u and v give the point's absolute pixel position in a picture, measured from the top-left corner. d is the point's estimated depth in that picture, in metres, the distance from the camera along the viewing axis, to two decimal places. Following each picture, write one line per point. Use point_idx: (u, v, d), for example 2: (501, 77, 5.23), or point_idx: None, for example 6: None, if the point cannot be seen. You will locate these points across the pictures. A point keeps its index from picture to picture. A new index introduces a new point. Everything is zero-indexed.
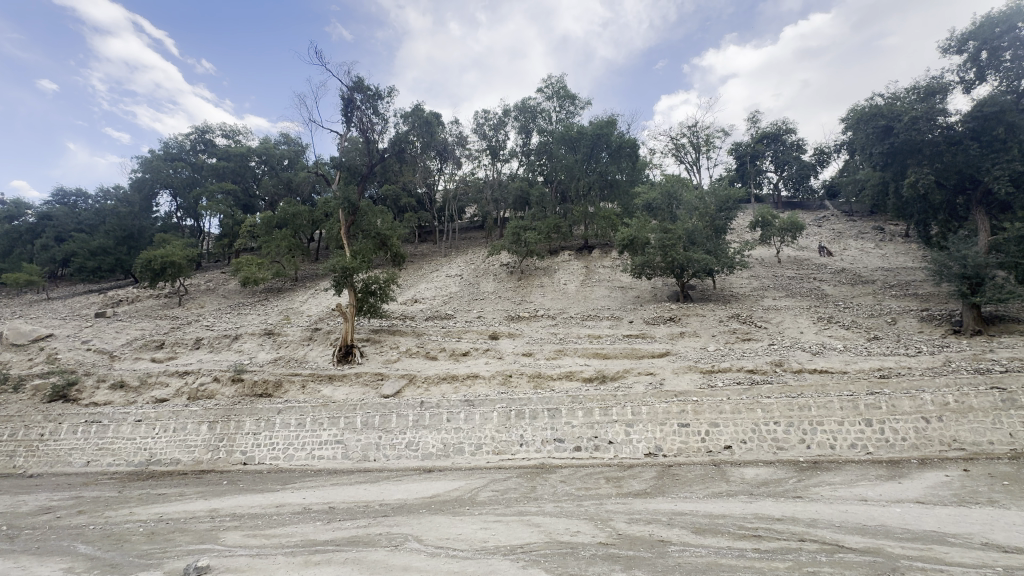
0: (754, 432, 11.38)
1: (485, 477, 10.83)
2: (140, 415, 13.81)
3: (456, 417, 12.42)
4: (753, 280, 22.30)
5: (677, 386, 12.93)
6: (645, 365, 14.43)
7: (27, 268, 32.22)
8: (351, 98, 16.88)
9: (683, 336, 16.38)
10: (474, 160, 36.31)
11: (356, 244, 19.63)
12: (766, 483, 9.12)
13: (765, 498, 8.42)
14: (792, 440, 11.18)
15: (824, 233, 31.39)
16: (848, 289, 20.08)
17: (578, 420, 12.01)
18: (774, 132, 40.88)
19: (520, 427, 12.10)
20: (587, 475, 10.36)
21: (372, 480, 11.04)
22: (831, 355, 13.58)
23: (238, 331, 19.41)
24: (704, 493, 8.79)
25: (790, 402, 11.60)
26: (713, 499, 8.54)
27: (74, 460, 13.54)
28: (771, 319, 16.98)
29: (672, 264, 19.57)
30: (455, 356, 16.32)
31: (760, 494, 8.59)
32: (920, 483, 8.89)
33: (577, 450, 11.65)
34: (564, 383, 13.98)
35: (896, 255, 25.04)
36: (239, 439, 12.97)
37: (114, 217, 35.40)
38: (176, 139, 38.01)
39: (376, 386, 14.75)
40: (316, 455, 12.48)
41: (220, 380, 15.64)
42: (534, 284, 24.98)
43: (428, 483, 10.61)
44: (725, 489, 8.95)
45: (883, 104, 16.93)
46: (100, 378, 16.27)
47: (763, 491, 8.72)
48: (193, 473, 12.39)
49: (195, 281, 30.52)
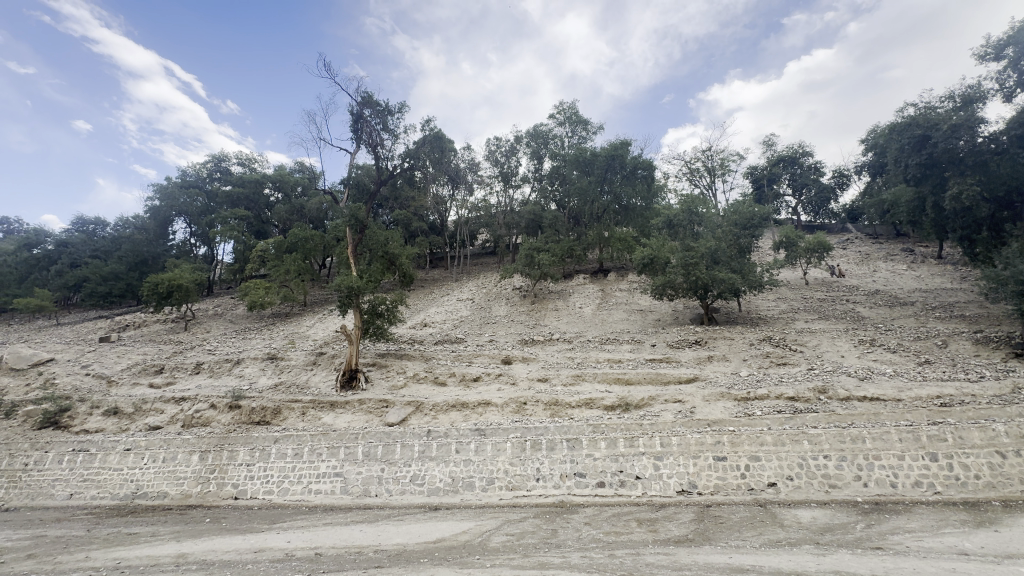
0: (801, 468, 10.05)
1: (497, 517, 9.59)
2: (129, 443, 12.94)
3: (466, 448, 11.30)
4: (781, 303, 21.04)
5: (709, 415, 11.71)
6: (671, 391, 13.21)
7: (40, 293, 32.26)
8: (360, 113, 16.33)
9: (711, 361, 15.13)
10: (486, 186, 36.05)
11: (363, 265, 18.91)
12: (830, 530, 7.79)
13: (835, 550, 7.11)
14: (846, 478, 9.82)
15: (850, 255, 30.10)
16: (886, 311, 18.73)
17: (600, 451, 10.82)
18: (791, 155, 40.13)
19: (536, 460, 10.93)
20: (614, 516, 9.10)
21: (370, 520, 9.86)
22: (881, 381, 12.22)
23: (240, 356, 18.63)
24: (759, 543, 7.49)
25: (840, 432, 10.29)
26: (771, 551, 7.22)
27: (56, 492, 12.59)
28: (806, 343, 15.69)
29: (695, 284, 18.50)
30: (465, 382, 15.24)
31: (830, 544, 7.28)
32: (1019, 533, 7.50)
33: (600, 487, 10.40)
34: (583, 412, 12.81)
35: (932, 276, 23.63)
36: (231, 470, 11.96)
37: (129, 243, 35.59)
38: (193, 167, 38.55)
39: (379, 415, 13.69)
40: (313, 490, 11.37)
41: (217, 407, 14.73)
42: (548, 308, 23.99)
43: (432, 524, 9.41)
44: (782, 536, 7.64)
45: (918, 113, 16.21)
46: (94, 404, 15.49)
47: (828, 540, 7.40)
48: (178, 509, 11.34)
49: (202, 306, 30.09)
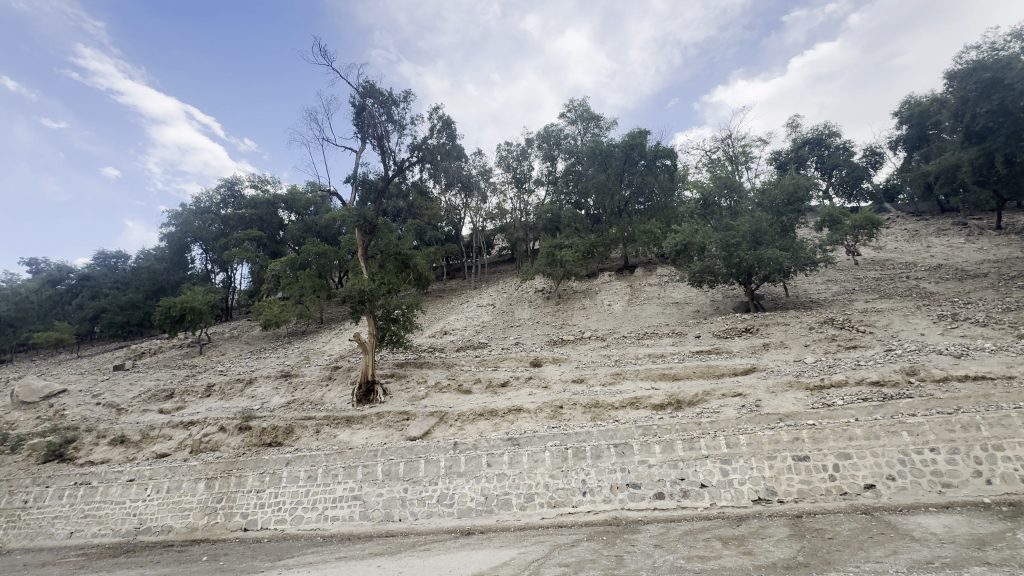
0: (904, 466, 8.29)
1: (543, 542, 8.04)
2: (133, 473, 11.87)
3: (498, 461, 9.86)
4: (831, 285, 19.18)
5: (780, 408, 10.04)
6: (728, 384, 11.54)
7: (61, 327, 32.25)
8: (362, 106, 15.25)
9: (767, 349, 13.41)
10: (499, 192, 34.90)
11: (376, 269, 17.69)
12: (989, 544, 5.99)
13: (1019, 573, 5.32)
14: (963, 475, 8.01)
15: (897, 234, 27.94)
16: (957, 285, 16.68)
17: (655, 457, 9.26)
18: (817, 137, 38.23)
19: (580, 470, 9.42)
20: (690, 535, 7.46)
21: (391, 552, 8.43)
22: (982, 357, 10.34)
23: (252, 375, 17.58)
24: (906, 568, 5.71)
25: (946, 420, 8.53)
26: None
27: (56, 531, 11.52)
28: (875, 322, 13.82)
29: (738, 268, 16.89)
30: (493, 388, 13.80)
31: (1007, 568, 5.44)
32: None
33: (659, 499, 8.80)
34: (628, 413, 11.25)
35: (997, 247, 21.45)
36: (240, 498, 10.71)
37: (147, 272, 35.53)
38: (207, 193, 38.52)
39: (400, 429, 12.32)
40: (329, 517, 10.01)
41: (227, 430, 13.53)
42: (575, 307, 22.49)
43: (465, 554, 7.90)
44: (928, 556, 5.88)
45: (984, 56, 14.49)
46: (100, 433, 14.49)
47: (1000, 560, 5.60)
48: (181, 545, 10.10)
49: (218, 329, 29.39)
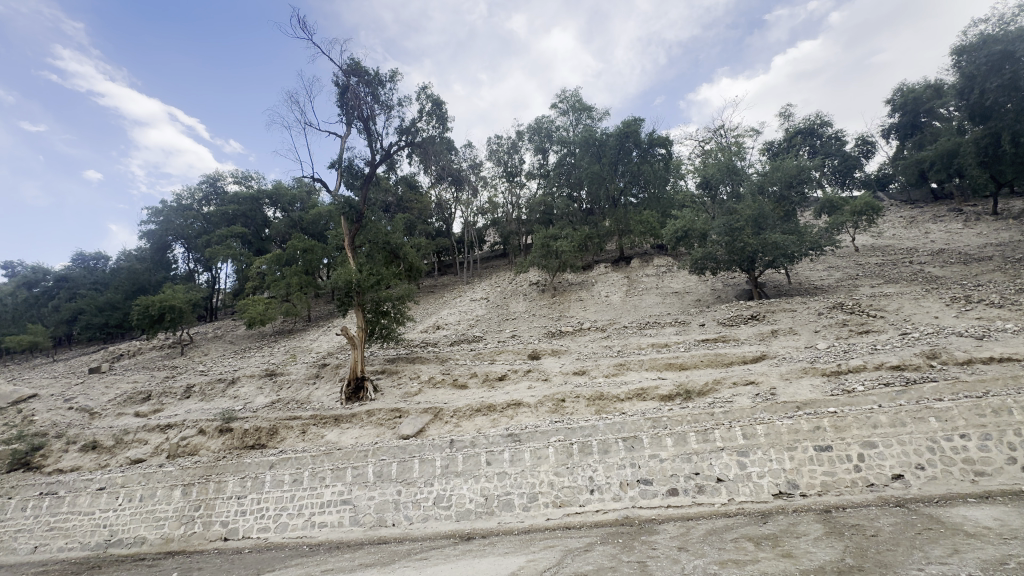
0: (933, 454, 7.72)
1: (553, 547, 7.34)
2: (104, 482, 10.97)
3: (499, 459, 9.15)
4: (834, 271, 18.71)
5: (797, 395, 9.47)
6: (739, 372, 10.98)
7: (34, 330, 30.90)
8: (347, 86, 14.48)
9: (776, 336, 12.88)
10: (490, 185, 34.07)
11: (364, 260, 16.84)
12: None
13: None
14: (997, 462, 7.43)
15: (894, 221, 27.69)
16: (963, 268, 16.32)
17: (667, 451, 8.61)
18: (809, 127, 38.02)
19: (587, 466, 8.75)
20: (716, 535, 6.79)
21: (383, 562, 7.67)
22: (1006, 339, 9.83)
23: (235, 375, 16.66)
24: (978, 569, 5.07)
25: (976, 404, 7.97)
26: None
27: (19, 546, 10.59)
28: (886, 307, 13.32)
29: (741, 254, 16.36)
30: (490, 382, 13.09)
31: None
32: None
33: (673, 496, 8.17)
34: (635, 405, 10.61)
35: (995, 231, 21.20)
36: (219, 506, 9.89)
37: (127, 272, 34.25)
38: (188, 190, 37.28)
39: (392, 427, 11.56)
40: (316, 524, 9.24)
41: (206, 432, 12.66)
42: (571, 299, 21.87)
43: (468, 563, 7.16)
44: (998, 555, 5.26)
45: (995, 30, 14.14)
46: (70, 439, 13.54)
47: None
48: (154, 559, 9.26)
49: (200, 329, 28.32)
